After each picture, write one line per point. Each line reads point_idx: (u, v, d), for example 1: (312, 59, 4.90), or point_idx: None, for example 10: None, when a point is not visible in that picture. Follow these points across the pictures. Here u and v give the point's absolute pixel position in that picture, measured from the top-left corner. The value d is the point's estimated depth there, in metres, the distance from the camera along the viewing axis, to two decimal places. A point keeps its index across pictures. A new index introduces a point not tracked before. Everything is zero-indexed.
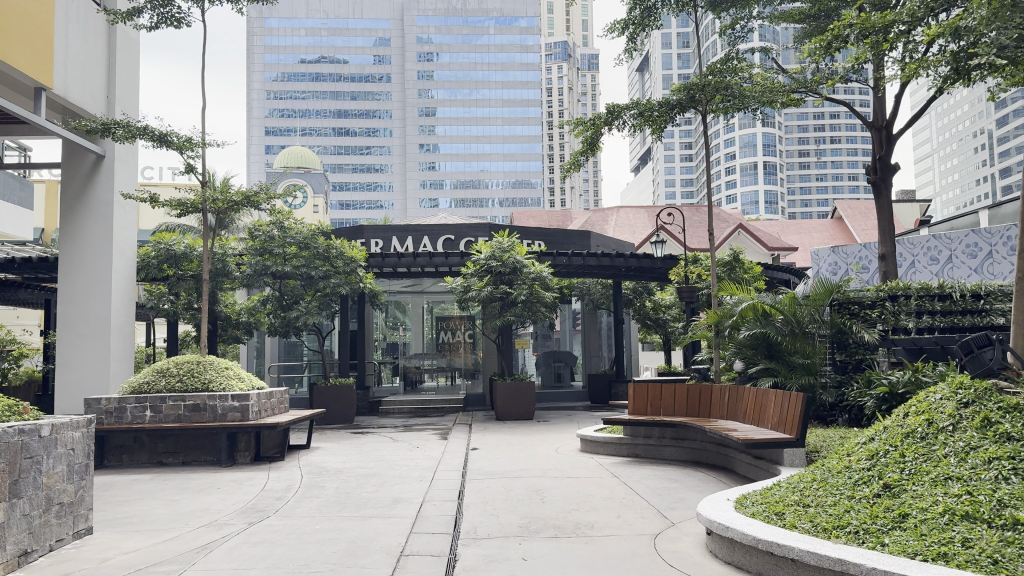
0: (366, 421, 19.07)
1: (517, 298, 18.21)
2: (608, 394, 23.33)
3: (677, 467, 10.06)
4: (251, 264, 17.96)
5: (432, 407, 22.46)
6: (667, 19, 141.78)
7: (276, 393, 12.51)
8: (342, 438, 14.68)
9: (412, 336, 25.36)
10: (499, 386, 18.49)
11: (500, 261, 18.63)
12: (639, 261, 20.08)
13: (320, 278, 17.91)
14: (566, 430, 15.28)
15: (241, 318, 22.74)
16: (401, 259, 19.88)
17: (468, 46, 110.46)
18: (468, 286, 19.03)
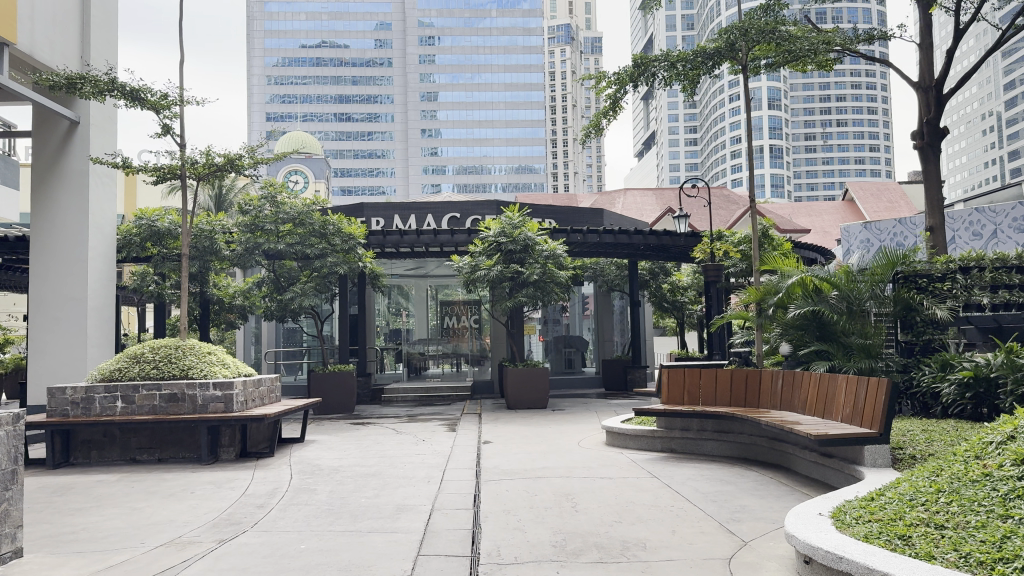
0: (368, 411, 17.79)
1: (529, 277, 16.84)
2: (625, 380, 22.13)
3: (723, 465, 8.73)
4: (242, 241, 16.59)
5: (438, 395, 21.16)
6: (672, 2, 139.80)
7: (266, 380, 11.19)
8: (341, 430, 13.40)
9: (416, 321, 24.01)
10: (510, 373, 17.16)
11: (511, 238, 17.25)
12: (660, 238, 18.72)
13: (316, 257, 16.54)
14: (585, 420, 13.95)
15: (235, 302, 21.42)
16: (404, 236, 18.51)
17: (471, 29, 108.72)
18: (476, 265, 17.71)
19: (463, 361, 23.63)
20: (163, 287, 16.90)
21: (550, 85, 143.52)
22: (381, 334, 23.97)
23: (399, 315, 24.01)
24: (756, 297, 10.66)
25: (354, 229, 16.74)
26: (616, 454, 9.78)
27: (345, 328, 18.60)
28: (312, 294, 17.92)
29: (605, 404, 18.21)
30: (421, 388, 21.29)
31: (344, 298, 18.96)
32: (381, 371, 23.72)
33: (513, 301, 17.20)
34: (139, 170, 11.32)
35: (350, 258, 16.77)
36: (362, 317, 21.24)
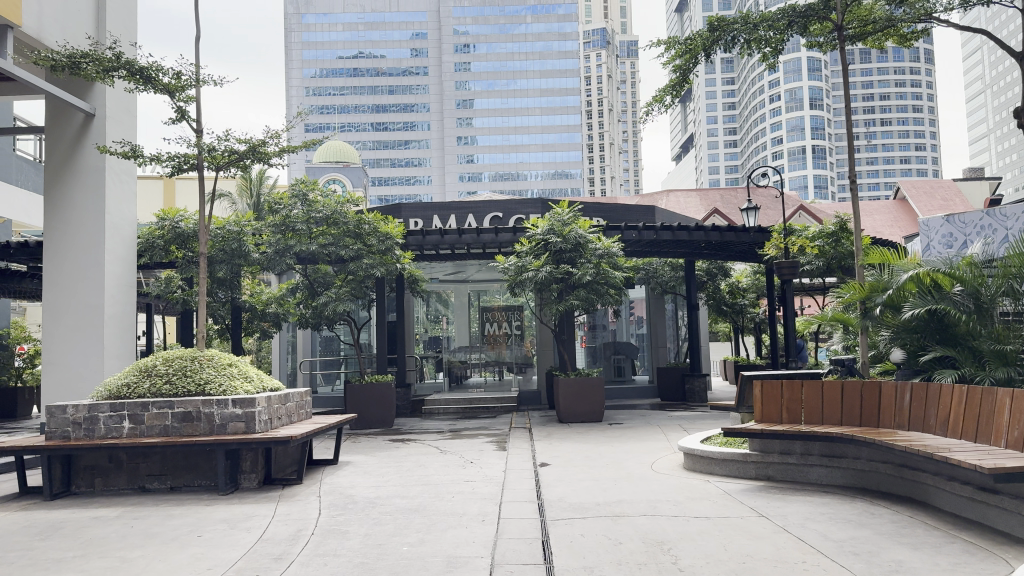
0: (407, 425, 16.46)
1: (581, 279, 15.34)
2: (682, 391, 20.58)
3: (840, 499, 7.17)
4: (270, 242, 15.32)
5: (482, 407, 19.74)
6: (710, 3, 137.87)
7: (294, 395, 9.91)
8: (380, 449, 12.05)
9: (456, 328, 22.64)
10: (562, 383, 15.69)
11: (561, 237, 15.80)
12: (722, 235, 17.15)
13: (351, 258, 15.27)
14: (651, 437, 12.41)
15: (267, 310, 20.26)
16: (445, 236, 17.13)
17: (506, 36, 107.92)
18: (524, 266, 16.12)
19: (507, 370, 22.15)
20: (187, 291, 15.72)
21: (587, 90, 142.11)
22: (420, 342, 22.66)
23: (439, 321, 22.68)
24: (860, 296, 9.32)
25: (390, 228, 15.41)
26: (701, 483, 8.28)
27: (382, 336, 17.27)
28: (346, 299, 16.65)
29: (665, 416, 16.64)
30: (463, 399, 19.92)
31: (381, 303, 17.63)
32: (420, 381, 22.39)
33: (563, 305, 15.71)
34: (154, 161, 10.04)
35: (386, 260, 15.46)
36: (402, 323, 19.95)
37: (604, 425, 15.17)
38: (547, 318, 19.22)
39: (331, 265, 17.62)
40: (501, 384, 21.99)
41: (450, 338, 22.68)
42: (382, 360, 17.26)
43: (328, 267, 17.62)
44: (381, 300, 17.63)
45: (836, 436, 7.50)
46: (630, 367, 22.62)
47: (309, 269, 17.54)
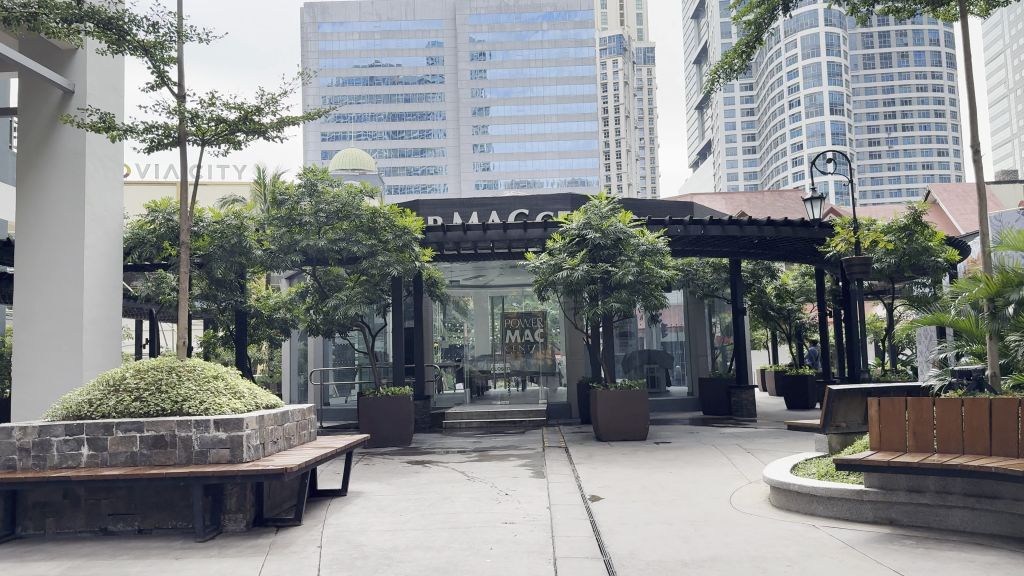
0: (426, 442, 14.75)
1: (624, 279, 13.59)
2: (728, 404, 18.84)
3: (1007, 557, 5.42)
4: (273, 238, 13.67)
5: (507, 421, 17.98)
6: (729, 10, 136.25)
7: (293, 414, 8.23)
8: (397, 474, 10.35)
9: (476, 335, 20.93)
10: (601, 396, 13.92)
11: (599, 232, 14.09)
12: (777, 230, 15.50)
13: (364, 256, 13.64)
14: (713, 462, 10.65)
15: (274, 316, 18.66)
16: (468, 233, 15.45)
17: (523, 43, 106.63)
18: (558, 264, 14.36)
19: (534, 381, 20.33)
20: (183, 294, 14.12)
21: (604, 97, 140.60)
22: (439, 351, 20.99)
23: (459, 328, 20.97)
24: (989, 292, 7.50)
25: (407, 221, 13.74)
26: (807, 530, 6.50)
27: (398, 344, 15.57)
28: (359, 303, 14.98)
29: (716, 433, 14.86)
30: (486, 412, 18.18)
31: (398, 308, 15.93)
32: (439, 392, 20.72)
33: (603, 309, 13.93)
34: (129, 134, 8.46)
35: (404, 259, 13.81)
36: (421, 329, 18.26)
37: (649, 445, 13.40)
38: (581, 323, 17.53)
39: (342, 265, 15.99)
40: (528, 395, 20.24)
41: (469, 346, 20.96)
42: (399, 371, 15.58)
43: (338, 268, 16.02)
44: (397, 304, 15.91)
45: (989, 472, 5.75)
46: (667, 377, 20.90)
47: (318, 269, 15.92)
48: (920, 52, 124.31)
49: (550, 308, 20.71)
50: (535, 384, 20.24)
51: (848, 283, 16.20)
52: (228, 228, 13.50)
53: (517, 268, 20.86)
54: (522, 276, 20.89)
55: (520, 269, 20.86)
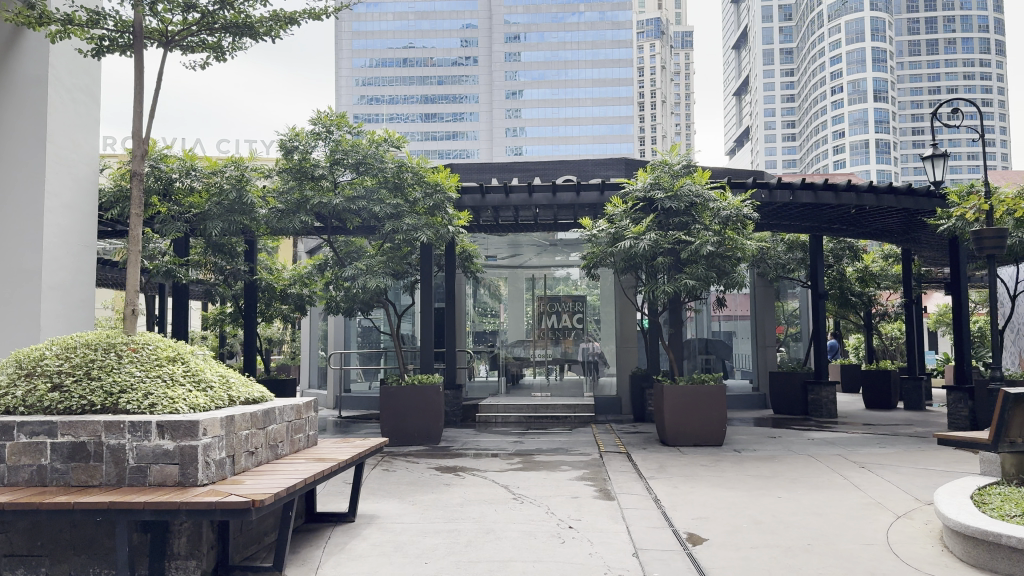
0: (458, 440, 12.50)
1: (701, 250, 11.17)
2: (805, 403, 16.47)
3: None
4: (280, 194, 11.42)
5: (549, 416, 15.63)
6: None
7: (281, 415, 6.04)
8: (422, 487, 8.11)
9: (511, 317, 18.52)
10: (670, 392, 11.54)
11: (668, 194, 11.73)
12: (879, 197, 13.20)
13: (388, 220, 11.42)
14: (829, 482, 8.31)
15: (287, 290, 16.55)
16: (511, 197, 13.09)
17: (559, 25, 103.76)
18: (624, 230, 11.85)
19: (576, 367, 18.07)
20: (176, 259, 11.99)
21: (640, 81, 136.97)
22: (470, 334, 18.70)
23: (494, 310, 18.59)
24: None
25: (436, 174, 11.47)
26: None
27: (426, 326, 13.30)
28: (381, 274, 12.67)
29: (804, 440, 12.43)
30: (525, 404, 15.84)
31: (426, 285, 13.58)
32: (471, 380, 18.44)
33: (674, 284, 11.48)
34: (71, 29, 6.37)
35: (435, 222, 11.57)
36: (451, 310, 15.98)
37: (729, 452, 11.02)
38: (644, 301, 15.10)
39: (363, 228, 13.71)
40: (572, 383, 17.98)
41: (503, 331, 18.54)
42: (427, 357, 13.28)
43: (360, 230, 13.82)
44: (426, 278, 13.60)
45: None
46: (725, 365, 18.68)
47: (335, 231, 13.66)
48: (971, 37, 119.11)
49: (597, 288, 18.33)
50: (576, 372, 18.00)
51: (961, 259, 13.69)
52: (227, 181, 11.34)
53: (561, 243, 18.52)
54: (567, 253, 18.52)
55: (565, 244, 18.52)
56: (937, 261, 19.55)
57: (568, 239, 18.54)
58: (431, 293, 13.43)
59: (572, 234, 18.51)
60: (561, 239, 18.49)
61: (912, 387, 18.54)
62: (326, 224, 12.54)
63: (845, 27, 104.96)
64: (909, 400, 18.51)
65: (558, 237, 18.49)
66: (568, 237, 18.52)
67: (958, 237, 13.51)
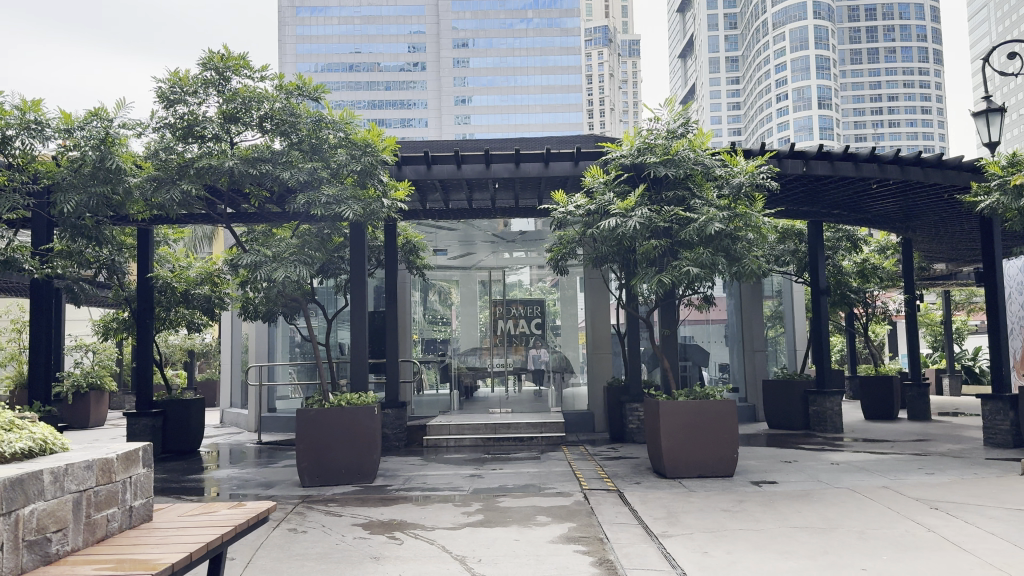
0: (400, 476, 9.85)
1: (708, 230, 8.69)
2: (806, 416, 14.30)
3: None
4: (156, 158, 8.66)
5: (511, 437, 12.98)
6: (718, 3, 132.48)
7: (52, 480, 3.37)
8: (337, 567, 5.45)
9: (463, 324, 15.83)
10: (667, 411, 9.14)
11: (661, 161, 9.32)
12: (903, 169, 11.08)
13: (298, 192, 8.68)
14: (917, 542, 5.93)
15: (190, 292, 13.67)
16: (463, 169, 10.47)
17: (508, 31, 101.87)
18: (609, 205, 9.33)
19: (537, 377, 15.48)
20: (21, 248, 9.10)
21: (590, 89, 135.97)
22: (417, 343, 15.83)
23: (444, 317, 15.85)
24: None
25: (365, 133, 8.78)
26: None
27: (357, 330, 10.57)
28: (295, 262, 9.74)
29: (827, 465, 10.08)
30: (479, 423, 13.12)
31: (357, 277, 10.86)
32: (419, 394, 15.70)
33: (672, 271, 9.00)
34: None
35: (364, 195, 8.76)
36: (392, 313, 13.27)
37: (747, 487, 8.58)
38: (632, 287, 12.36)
39: (276, 206, 10.87)
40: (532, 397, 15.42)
41: (455, 340, 15.81)
42: (358, 368, 10.50)
43: (269, 208, 10.82)
44: (356, 270, 10.89)
45: None
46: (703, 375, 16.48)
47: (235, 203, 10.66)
48: (911, 46, 120.89)
49: (559, 289, 15.82)
50: (531, 383, 15.38)
51: (994, 243, 11.67)
52: (87, 141, 8.58)
53: (521, 234, 15.96)
54: (527, 246, 15.94)
55: (525, 236, 15.96)
56: (937, 253, 17.60)
57: (530, 230, 15.99)
58: (364, 287, 10.78)
59: (531, 224, 15.97)
60: (521, 232, 15.96)
61: (916, 395, 16.52)
62: (224, 198, 9.77)
63: (790, 36, 105.16)
64: (913, 410, 16.57)
65: (516, 227, 15.93)
66: (528, 227, 15.99)
67: (992, 216, 11.45)
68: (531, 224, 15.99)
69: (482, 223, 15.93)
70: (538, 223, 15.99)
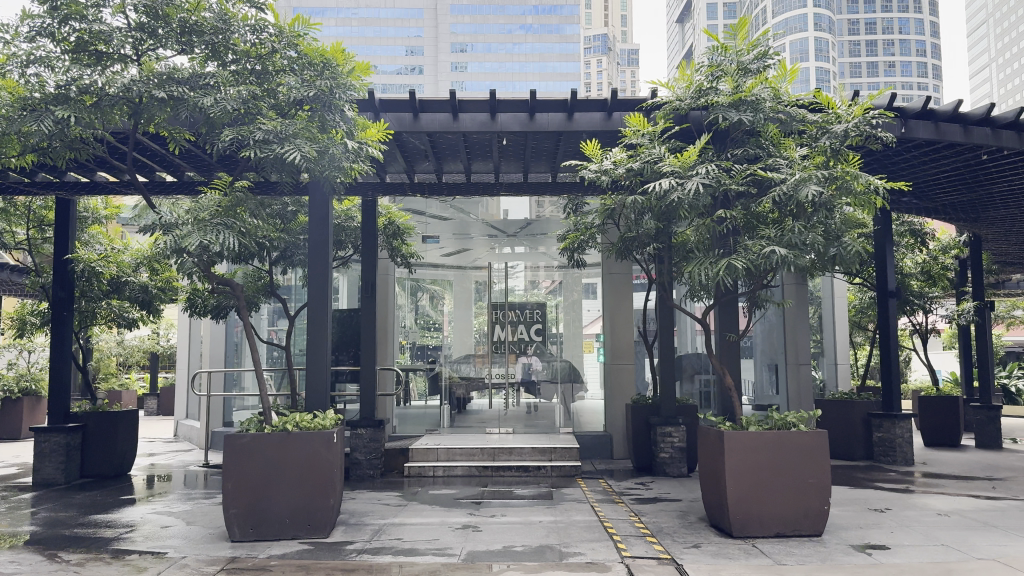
0: (369, 523, 7.33)
1: (801, 193, 6.20)
2: (870, 444, 11.88)
3: None
4: (28, 81, 6.16)
5: (513, 466, 10.35)
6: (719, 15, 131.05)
7: None
8: None
9: (456, 329, 13.36)
10: (734, 445, 6.66)
11: (731, 104, 6.87)
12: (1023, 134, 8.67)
13: (226, 129, 6.19)
14: None
15: (122, 279, 11.09)
16: (460, 120, 7.88)
17: (507, 37, 99.80)
18: (660, 161, 6.83)
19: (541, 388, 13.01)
20: None
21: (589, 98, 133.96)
22: (404, 350, 13.34)
23: (435, 322, 13.39)
24: None
25: (324, 49, 6.41)
26: None
27: (315, 326, 8.04)
28: (218, 225, 7.04)
29: (935, 517, 7.58)
30: (471, 446, 10.55)
31: (314, 255, 8.23)
32: (404, 407, 13.20)
33: (743, 251, 6.54)
34: None
35: (321, 136, 6.27)
36: (370, 309, 10.76)
37: (853, 556, 6.07)
38: (668, 276, 9.90)
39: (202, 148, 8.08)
40: (536, 412, 12.94)
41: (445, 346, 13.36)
42: (316, 377, 7.92)
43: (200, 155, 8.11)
44: (314, 246, 8.25)
45: None
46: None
47: (153, 145, 7.93)
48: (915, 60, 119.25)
49: (561, 291, 13.34)
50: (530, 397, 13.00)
51: None
52: None
53: (524, 225, 13.45)
54: (530, 241, 13.45)
55: (529, 228, 13.45)
56: (1007, 253, 15.31)
57: (532, 217, 13.51)
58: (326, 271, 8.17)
59: (527, 211, 13.48)
60: (520, 225, 13.46)
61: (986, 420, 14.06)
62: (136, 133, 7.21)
63: (792, 47, 103.38)
64: (982, 438, 14.10)
65: (517, 215, 13.47)
66: (530, 215, 13.49)
67: None
68: (526, 212, 13.50)
69: (476, 208, 13.48)
70: (534, 204, 13.51)
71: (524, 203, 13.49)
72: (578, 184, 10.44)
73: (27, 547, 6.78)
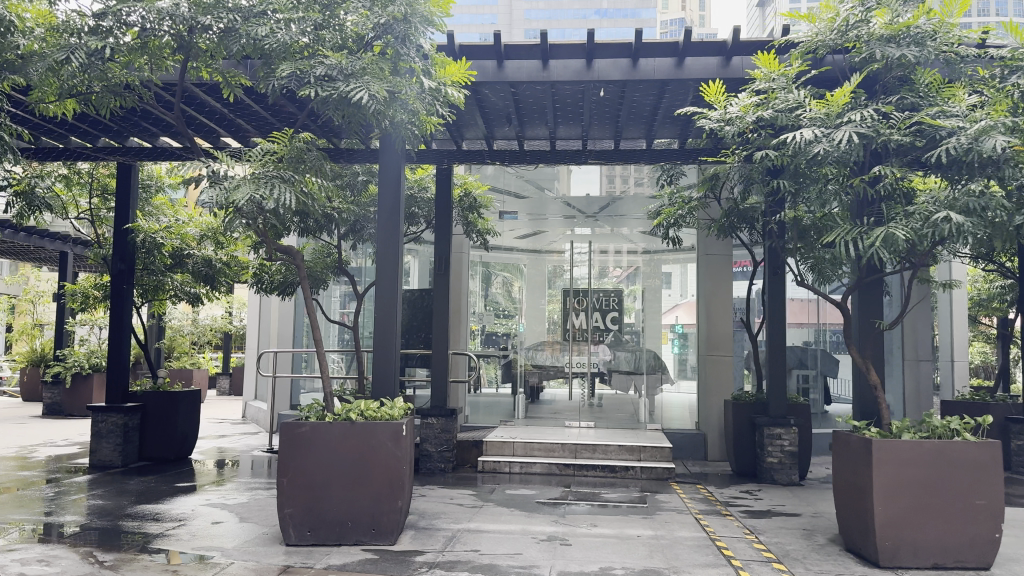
0: (441, 527, 6.39)
1: (985, 146, 5.05)
2: (1007, 454, 10.39)
3: None
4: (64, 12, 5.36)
5: (598, 469, 9.14)
6: None
7: None
8: None
9: (532, 315, 12.20)
10: (884, 456, 5.48)
11: (889, 38, 5.75)
12: None
13: (285, 64, 5.33)
14: None
15: (185, 252, 10.48)
16: (551, 69, 6.81)
17: (583, 23, 98.03)
18: (800, 107, 5.80)
19: (620, 375, 11.83)
20: None
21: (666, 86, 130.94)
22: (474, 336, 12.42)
23: (509, 309, 12.28)
24: None
25: None
26: None
27: (384, 306, 6.99)
28: (274, 180, 6.16)
29: None
30: (551, 441, 9.43)
31: (383, 221, 7.16)
32: (475, 395, 12.34)
33: (903, 218, 5.43)
34: None
35: (393, 74, 5.38)
36: (444, 287, 9.78)
37: None
38: (783, 254, 8.71)
39: (256, 93, 7.18)
40: (615, 403, 11.69)
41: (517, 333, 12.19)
42: (383, 358, 6.87)
43: (259, 97, 7.10)
44: (382, 211, 7.17)
45: None
46: (830, 391, 12.27)
47: (205, 96, 7.12)
48: None
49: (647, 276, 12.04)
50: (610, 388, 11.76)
51: None
52: None
53: (604, 205, 12.24)
54: (610, 223, 12.20)
55: (610, 208, 12.22)
56: None
57: (610, 191, 12.26)
58: (397, 241, 7.09)
59: (598, 187, 12.29)
60: (603, 206, 12.24)
61: None
62: (189, 79, 6.74)
63: None
64: None
65: (598, 196, 12.26)
66: (613, 193, 12.25)
67: None
68: (597, 188, 12.29)
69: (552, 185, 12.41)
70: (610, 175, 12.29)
71: (596, 176, 12.33)
72: (678, 151, 9.25)
73: (66, 536, 6.09)
